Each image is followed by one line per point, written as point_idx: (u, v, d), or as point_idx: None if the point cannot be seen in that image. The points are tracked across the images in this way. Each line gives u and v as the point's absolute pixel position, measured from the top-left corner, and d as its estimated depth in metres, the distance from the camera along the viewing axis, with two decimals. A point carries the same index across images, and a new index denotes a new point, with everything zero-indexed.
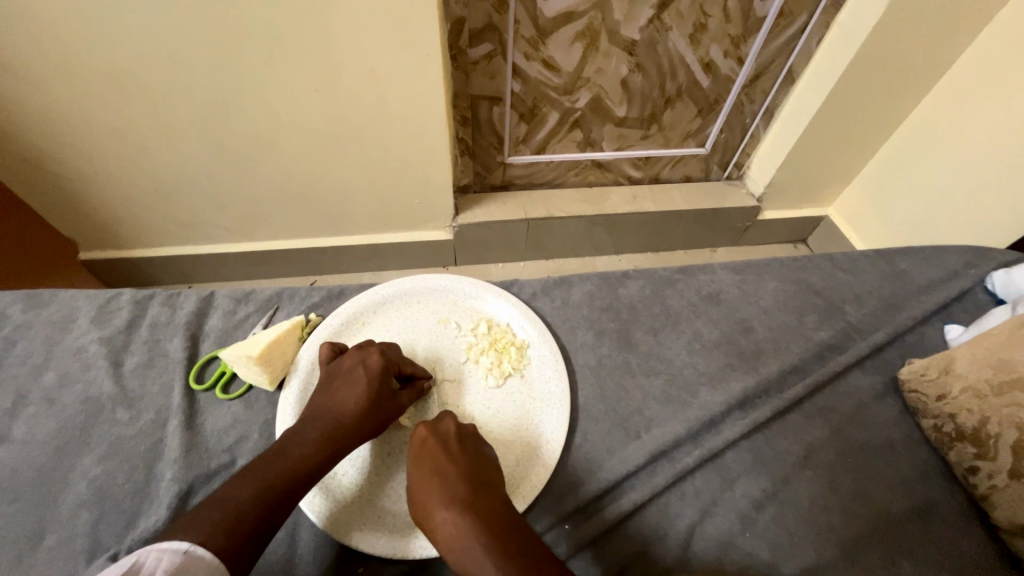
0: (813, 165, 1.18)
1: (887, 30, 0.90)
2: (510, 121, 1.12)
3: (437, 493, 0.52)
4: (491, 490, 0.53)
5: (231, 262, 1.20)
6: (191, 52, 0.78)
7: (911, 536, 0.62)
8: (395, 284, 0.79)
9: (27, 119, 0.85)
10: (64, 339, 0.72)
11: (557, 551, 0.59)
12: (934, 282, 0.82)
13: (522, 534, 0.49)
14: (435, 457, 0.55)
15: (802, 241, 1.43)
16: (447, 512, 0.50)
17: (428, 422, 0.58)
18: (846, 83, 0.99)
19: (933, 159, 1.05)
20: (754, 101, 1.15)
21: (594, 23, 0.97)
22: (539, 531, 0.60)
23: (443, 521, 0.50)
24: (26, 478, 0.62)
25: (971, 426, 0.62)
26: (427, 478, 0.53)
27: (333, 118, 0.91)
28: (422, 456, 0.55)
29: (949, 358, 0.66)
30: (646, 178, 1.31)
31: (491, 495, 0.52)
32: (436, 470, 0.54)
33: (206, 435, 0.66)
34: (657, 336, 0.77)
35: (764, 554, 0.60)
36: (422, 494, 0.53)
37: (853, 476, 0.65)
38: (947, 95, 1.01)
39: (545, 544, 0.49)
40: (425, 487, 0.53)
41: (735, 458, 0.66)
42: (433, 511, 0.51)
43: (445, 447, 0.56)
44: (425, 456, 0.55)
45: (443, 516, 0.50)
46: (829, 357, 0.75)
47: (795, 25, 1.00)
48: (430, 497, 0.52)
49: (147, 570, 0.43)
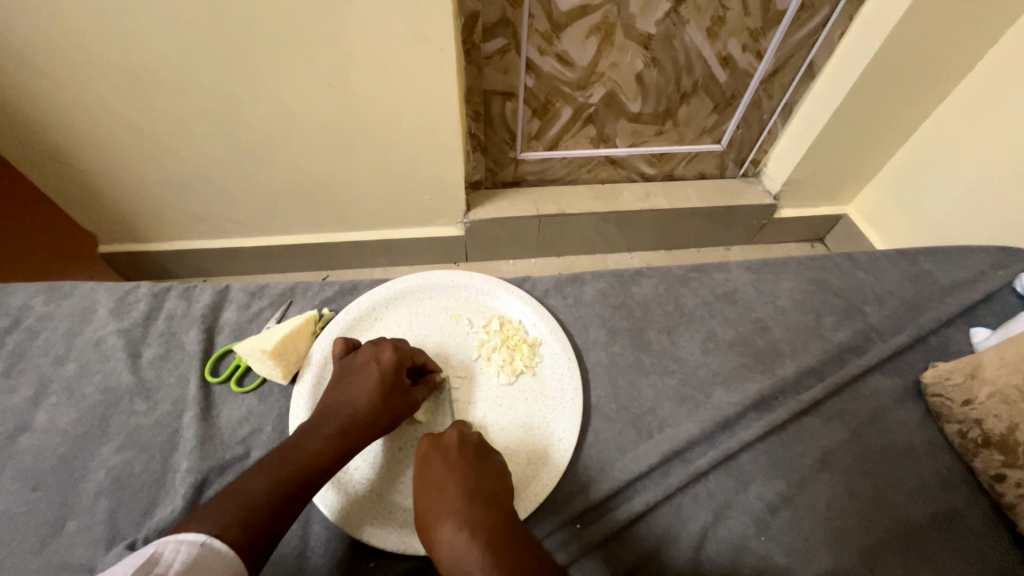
0: (833, 162, 1.16)
1: (912, 24, 0.87)
2: (523, 117, 1.11)
3: (437, 509, 0.52)
4: (491, 504, 0.52)
5: (245, 256, 1.21)
6: (206, 47, 0.79)
7: (930, 543, 0.60)
8: (407, 280, 0.79)
9: (47, 114, 0.87)
10: (84, 331, 0.73)
11: (558, 558, 0.58)
12: (957, 283, 0.80)
13: (523, 547, 0.49)
14: (435, 471, 0.55)
15: (819, 240, 1.41)
16: (447, 528, 0.50)
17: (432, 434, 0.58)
18: (868, 78, 0.97)
19: (958, 157, 1.03)
20: (772, 96, 1.13)
21: (610, 17, 0.96)
22: (539, 538, 0.60)
23: (442, 538, 0.50)
24: (46, 466, 0.63)
25: (998, 432, 0.61)
26: (428, 493, 0.54)
27: (347, 113, 0.91)
28: (424, 471, 0.55)
29: (974, 361, 0.65)
30: (660, 175, 1.29)
31: (491, 508, 0.52)
32: (435, 485, 0.54)
33: (221, 427, 0.67)
34: (670, 335, 0.76)
35: (778, 557, 0.59)
36: (424, 510, 0.53)
37: (872, 481, 0.64)
38: (973, 92, 0.98)
39: (547, 558, 0.48)
40: (427, 503, 0.53)
41: (749, 460, 0.65)
42: (433, 528, 0.51)
43: (446, 460, 0.56)
44: (427, 471, 0.55)
45: (443, 532, 0.50)
46: (848, 358, 0.74)
47: (817, 18, 0.98)
48: (431, 513, 0.52)
49: (165, 561, 0.44)
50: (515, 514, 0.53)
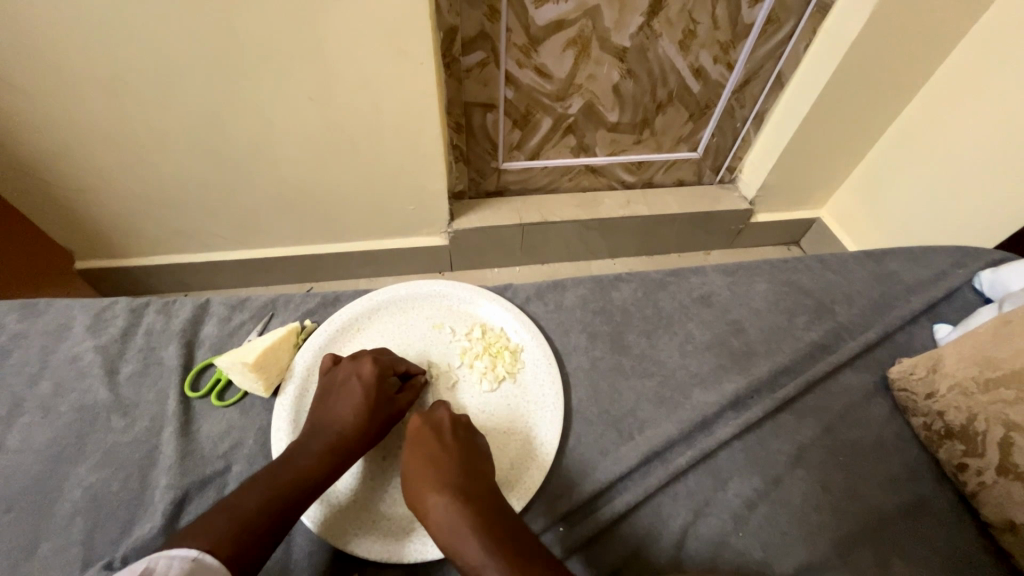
0: (804, 168, 1.19)
1: (872, 36, 0.92)
2: (504, 128, 1.13)
3: (430, 479, 0.53)
4: (481, 478, 0.54)
5: (226, 269, 1.21)
6: (187, 63, 0.80)
7: (900, 533, 0.62)
8: (390, 290, 0.79)
9: (23, 133, 0.86)
10: (60, 348, 0.72)
11: (553, 551, 0.59)
12: (921, 282, 0.83)
13: (514, 522, 0.51)
14: (429, 444, 0.56)
15: (795, 244, 1.44)
16: (438, 495, 0.52)
17: (422, 414, 0.60)
18: (834, 87, 1.01)
19: (923, 160, 1.07)
20: (744, 105, 1.17)
21: (585, 31, 0.99)
22: (535, 532, 0.60)
23: (435, 505, 0.51)
24: (20, 487, 0.62)
25: (959, 423, 0.63)
26: (420, 465, 0.55)
27: (328, 125, 0.92)
28: (415, 444, 0.57)
29: (936, 356, 0.67)
30: (639, 182, 1.32)
31: (481, 483, 0.54)
32: (428, 457, 0.55)
33: (201, 442, 0.66)
34: (649, 338, 0.77)
35: (757, 553, 0.60)
36: (416, 480, 0.54)
37: (845, 474, 0.66)
38: (935, 98, 1.02)
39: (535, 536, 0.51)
40: (419, 473, 0.54)
41: (727, 458, 0.66)
42: (426, 494, 0.52)
43: (438, 437, 0.57)
44: (419, 444, 0.56)
45: (433, 499, 0.52)
46: (820, 357, 0.76)
47: (783, 30, 1.02)
48: (423, 482, 0.53)
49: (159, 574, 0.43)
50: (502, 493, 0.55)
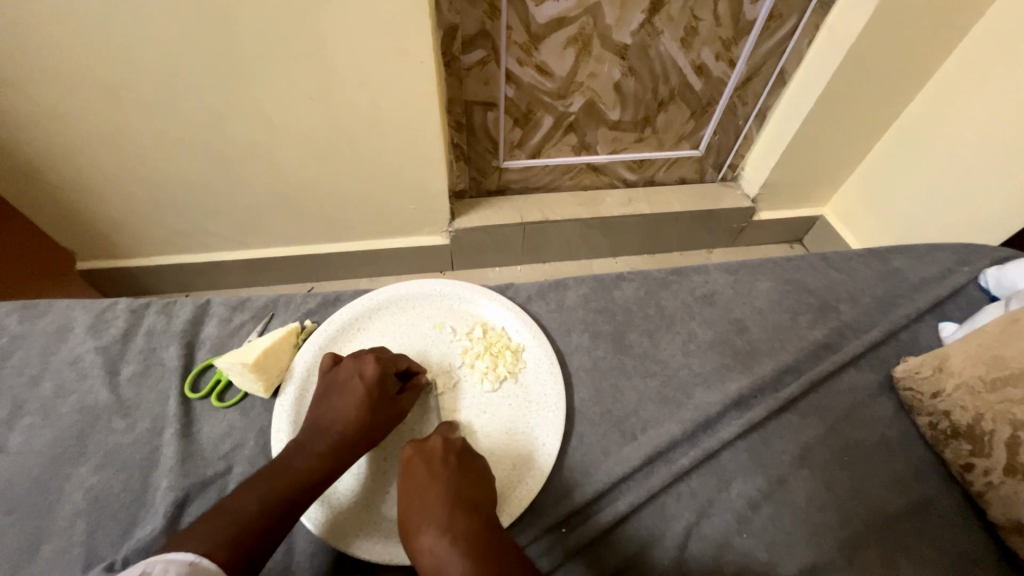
0: (806, 165, 1.18)
1: (876, 32, 0.91)
2: (505, 126, 1.13)
3: (420, 518, 0.52)
4: (474, 512, 0.53)
5: (227, 269, 1.20)
6: (187, 63, 0.80)
7: (906, 534, 0.62)
8: (390, 290, 0.79)
9: (24, 134, 0.86)
10: (61, 349, 0.72)
11: (541, 564, 0.58)
12: (925, 279, 0.82)
13: (507, 560, 0.49)
14: (420, 477, 0.55)
15: (797, 241, 1.43)
16: (427, 536, 0.51)
17: (415, 443, 0.59)
18: (838, 84, 1.00)
19: (926, 157, 1.06)
20: (746, 102, 1.17)
21: (586, 28, 0.98)
22: (522, 545, 0.60)
23: (424, 547, 0.50)
24: (21, 489, 0.62)
25: (965, 423, 0.62)
26: (410, 502, 0.54)
27: (328, 125, 0.92)
28: (407, 478, 0.56)
29: (941, 355, 0.66)
30: (641, 180, 1.32)
31: (474, 517, 0.52)
32: (419, 492, 0.54)
33: (202, 443, 0.66)
34: (651, 338, 0.77)
35: (761, 554, 0.60)
36: (407, 518, 0.53)
37: (850, 474, 0.65)
38: (939, 94, 1.02)
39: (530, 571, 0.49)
40: (409, 508, 0.53)
41: (730, 458, 0.66)
42: (415, 535, 0.51)
43: (430, 468, 0.56)
44: (411, 479, 0.56)
45: (423, 540, 0.51)
46: (824, 356, 0.75)
47: (786, 26, 1.02)
48: (414, 521, 0.52)
49: None
50: (497, 524, 0.54)
